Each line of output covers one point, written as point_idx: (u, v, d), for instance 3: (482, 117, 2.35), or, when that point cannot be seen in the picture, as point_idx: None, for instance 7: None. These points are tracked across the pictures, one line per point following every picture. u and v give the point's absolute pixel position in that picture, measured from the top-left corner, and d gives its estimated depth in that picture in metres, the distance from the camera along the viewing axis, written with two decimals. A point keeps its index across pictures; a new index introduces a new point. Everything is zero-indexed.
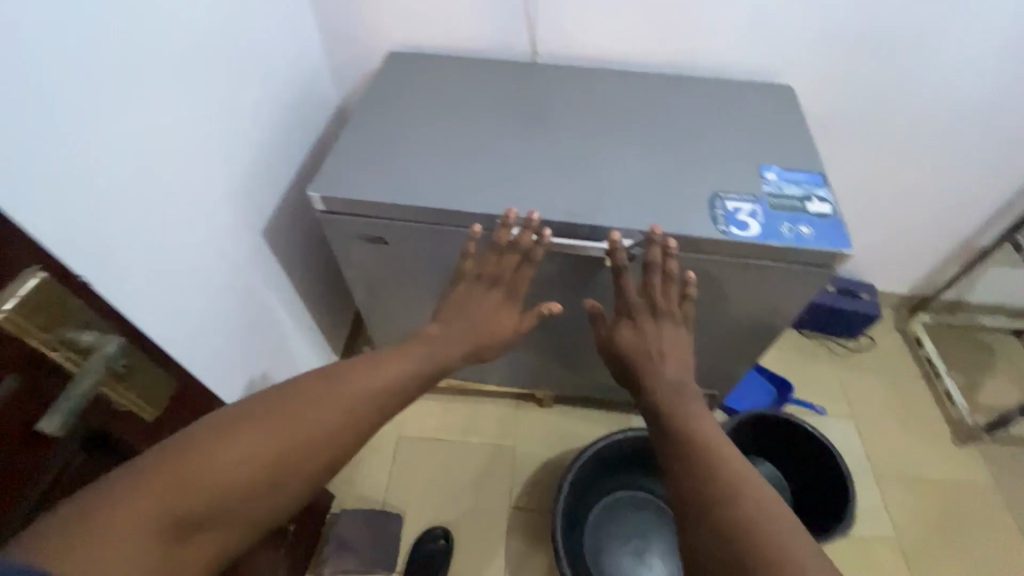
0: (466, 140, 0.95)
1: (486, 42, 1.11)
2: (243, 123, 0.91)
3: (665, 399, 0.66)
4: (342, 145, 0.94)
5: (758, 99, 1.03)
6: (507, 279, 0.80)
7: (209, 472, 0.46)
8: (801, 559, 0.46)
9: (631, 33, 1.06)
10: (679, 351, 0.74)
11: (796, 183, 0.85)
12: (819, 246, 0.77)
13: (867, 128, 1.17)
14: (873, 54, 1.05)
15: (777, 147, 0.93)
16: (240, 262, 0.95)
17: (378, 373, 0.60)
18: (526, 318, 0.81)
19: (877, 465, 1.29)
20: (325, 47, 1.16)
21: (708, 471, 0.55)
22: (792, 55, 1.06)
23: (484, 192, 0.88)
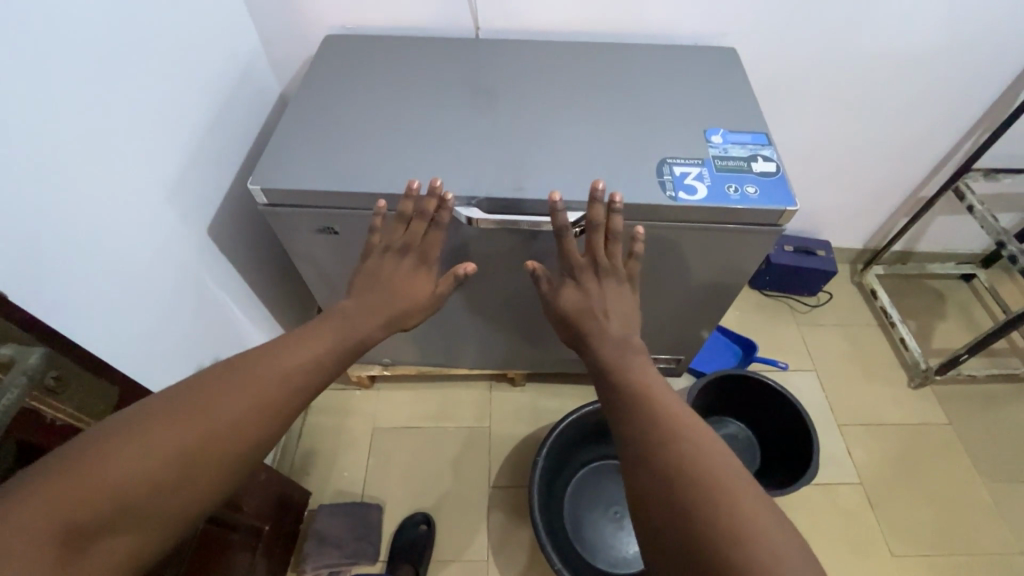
0: (411, 123, 0.93)
1: (426, 21, 1.08)
2: (178, 118, 0.87)
3: (612, 357, 0.70)
4: (280, 135, 0.91)
5: (702, 63, 1.03)
6: (418, 246, 0.80)
7: (115, 473, 0.47)
8: (743, 499, 0.51)
9: (574, 5, 1.05)
10: (625, 310, 0.76)
11: (742, 145, 0.84)
12: (764, 206, 0.77)
13: (811, 88, 1.19)
14: (815, 14, 1.06)
15: (722, 110, 0.94)
16: (187, 264, 0.92)
17: (292, 356, 0.62)
18: (444, 283, 0.83)
19: (840, 413, 1.34)
20: (261, 34, 1.11)
21: (653, 428, 0.59)
22: (733, 19, 1.07)
23: (432, 174, 0.86)
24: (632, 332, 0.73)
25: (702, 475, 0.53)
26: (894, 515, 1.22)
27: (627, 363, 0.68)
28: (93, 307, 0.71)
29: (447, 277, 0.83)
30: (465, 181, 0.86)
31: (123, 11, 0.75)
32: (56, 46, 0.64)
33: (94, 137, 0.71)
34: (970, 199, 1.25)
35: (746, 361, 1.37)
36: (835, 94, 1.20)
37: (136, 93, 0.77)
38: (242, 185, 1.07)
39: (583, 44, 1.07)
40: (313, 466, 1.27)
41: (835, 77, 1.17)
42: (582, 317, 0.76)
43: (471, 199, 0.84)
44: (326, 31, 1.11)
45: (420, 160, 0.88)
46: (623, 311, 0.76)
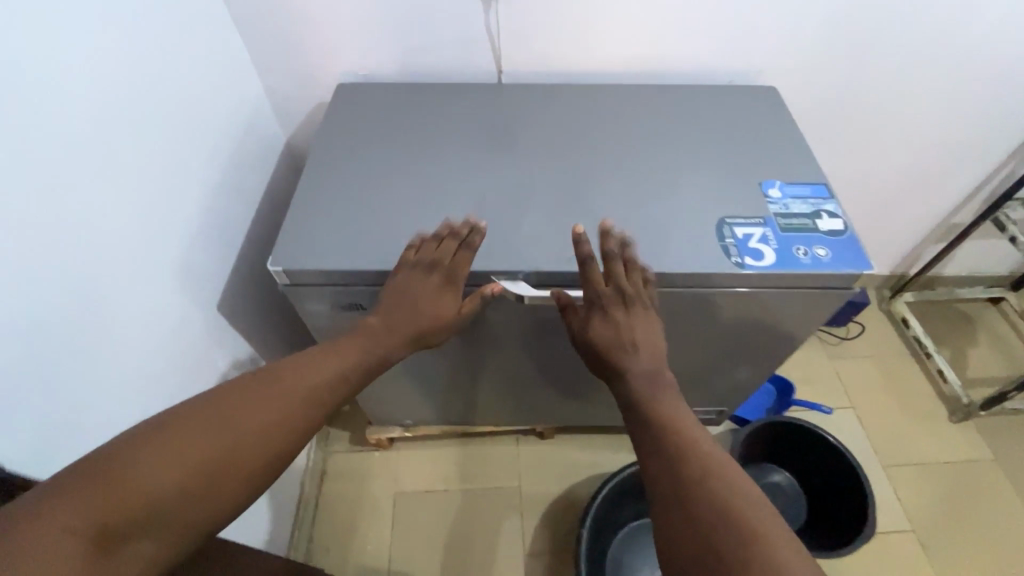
0: (440, 183, 0.86)
1: (444, 64, 1.01)
2: (166, 184, 0.78)
3: (637, 380, 0.64)
4: (296, 203, 0.84)
5: (742, 103, 0.97)
6: (446, 265, 0.72)
7: (143, 479, 0.42)
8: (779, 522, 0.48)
9: (603, 45, 0.99)
10: (654, 339, 0.67)
11: (802, 200, 0.77)
12: (840, 270, 0.70)
13: (844, 120, 1.15)
14: (854, 48, 1.01)
15: (771, 155, 0.88)
16: (177, 343, 0.82)
17: (316, 372, 0.59)
18: (468, 302, 0.75)
19: (884, 453, 1.28)
20: (263, 82, 1.03)
21: (681, 451, 0.55)
22: (769, 57, 1.02)
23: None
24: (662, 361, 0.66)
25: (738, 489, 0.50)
26: (949, 561, 1.16)
27: (664, 398, 0.61)
28: (68, 411, 0.62)
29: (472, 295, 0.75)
30: (501, 247, 0.78)
31: (104, 74, 0.66)
32: (21, 125, 0.55)
33: (71, 222, 0.62)
34: (1011, 229, 1.21)
35: (784, 403, 1.31)
36: (865, 126, 1.16)
37: (118, 166, 0.68)
38: (238, 246, 0.98)
39: (618, 85, 1.00)
40: (332, 540, 1.17)
41: (870, 108, 1.12)
42: (615, 347, 0.67)
43: (511, 266, 0.76)
44: (334, 78, 1.03)
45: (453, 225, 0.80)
46: (656, 340, 0.67)
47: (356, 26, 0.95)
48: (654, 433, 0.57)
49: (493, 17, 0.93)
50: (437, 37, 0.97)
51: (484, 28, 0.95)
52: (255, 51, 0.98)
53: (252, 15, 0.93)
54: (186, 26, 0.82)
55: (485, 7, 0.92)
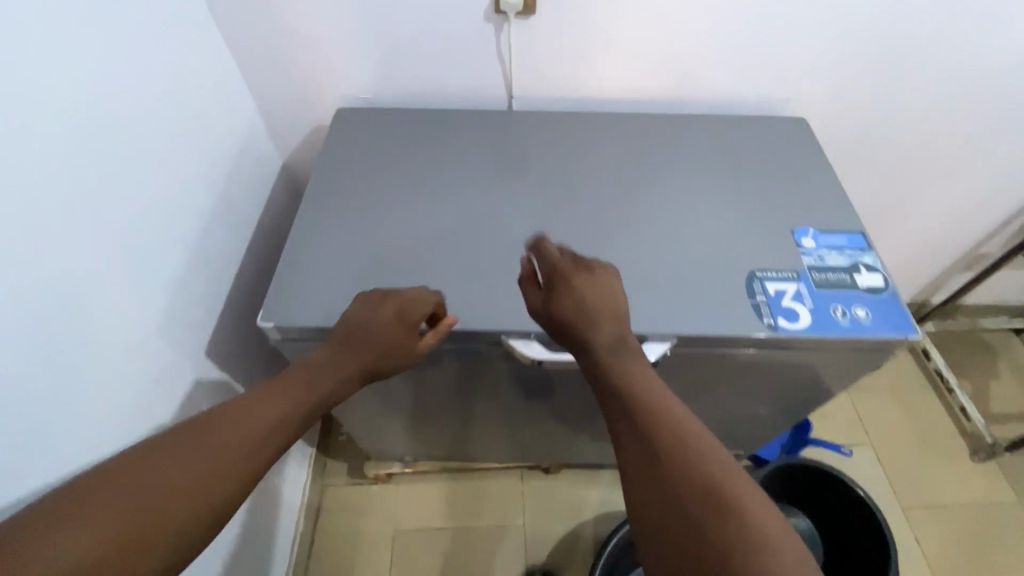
0: (448, 223, 0.80)
1: (451, 88, 0.95)
2: (153, 226, 0.71)
3: (611, 360, 0.55)
4: (293, 246, 0.77)
5: (769, 136, 0.91)
6: (402, 297, 0.66)
7: (46, 555, 0.38)
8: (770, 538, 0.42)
9: (622, 70, 0.92)
10: (616, 305, 0.59)
11: (838, 251, 0.71)
12: (882, 334, 0.64)
13: (874, 149, 1.08)
14: (893, 76, 0.95)
15: (804, 194, 0.81)
16: (166, 396, 0.76)
17: (262, 412, 0.53)
18: (429, 335, 0.68)
19: (904, 495, 1.23)
20: (258, 102, 0.96)
21: (669, 444, 0.47)
22: (799, 84, 0.96)
23: (480, 291, 0.73)
24: (625, 329, 0.58)
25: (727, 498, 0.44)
26: None
27: (638, 379, 0.53)
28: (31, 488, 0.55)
29: (437, 328, 0.68)
30: (514, 298, 0.72)
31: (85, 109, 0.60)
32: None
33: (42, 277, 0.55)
34: None
35: (801, 442, 1.26)
36: (900, 155, 1.09)
37: (98, 211, 0.62)
38: (230, 282, 0.92)
39: (638, 114, 0.94)
40: None
41: (905, 138, 1.06)
42: (576, 321, 0.58)
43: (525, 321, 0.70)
44: (334, 100, 0.97)
45: (462, 273, 0.74)
46: (619, 306, 0.59)
47: (358, 48, 0.89)
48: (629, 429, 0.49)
49: (505, 41, 0.87)
50: (445, 59, 0.90)
51: (494, 53, 0.89)
52: (251, 72, 0.92)
53: (249, 35, 0.86)
54: (176, 52, 0.75)
55: (496, 32, 0.86)
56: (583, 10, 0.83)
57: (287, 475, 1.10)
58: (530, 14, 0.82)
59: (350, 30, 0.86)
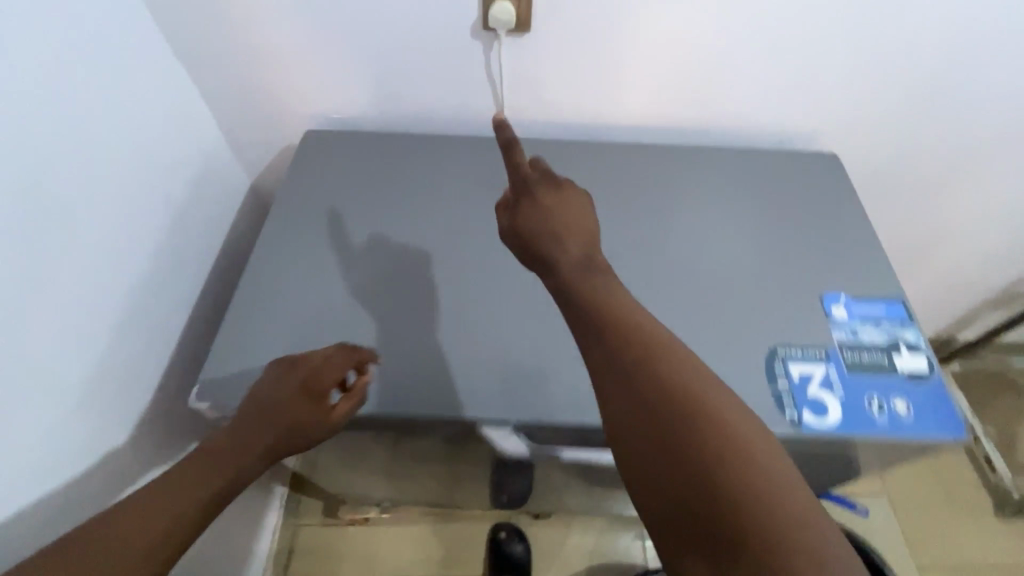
0: (425, 277, 0.72)
1: (431, 109, 0.85)
2: (73, 272, 0.63)
3: (574, 278, 0.51)
4: (241, 303, 0.71)
5: (791, 171, 0.80)
6: (308, 363, 0.61)
7: None
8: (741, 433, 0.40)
9: (627, 93, 0.81)
10: (586, 226, 0.56)
11: (874, 324, 0.62)
12: (927, 434, 0.54)
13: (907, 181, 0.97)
14: (935, 108, 0.84)
15: (833, 246, 0.70)
16: (92, 454, 0.69)
17: (142, 519, 0.47)
18: (343, 403, 0.60)
19: (920, 553, 1.14)
20: (219, 120, 0.88)
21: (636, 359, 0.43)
22: (827, 111, 0.84)
23: (447, 362, 0.66)
24: (596, 249, 0.55)
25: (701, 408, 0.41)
26: None
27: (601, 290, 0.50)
28: None
29: (350, 392, 0.61)
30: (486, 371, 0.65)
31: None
32: None
33: None
34: None
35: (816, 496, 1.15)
36: (938, 191, 0.98)
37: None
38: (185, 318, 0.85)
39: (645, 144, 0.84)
40: None
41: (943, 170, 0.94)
42: (545, 241, 0.55)
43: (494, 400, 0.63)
44: (301, 117, 0.88)
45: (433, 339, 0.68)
46: (589, 226, 0.56)
47: (325, 64, 0.80)
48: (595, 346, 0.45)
49: (496, 63, 0.77)
50: (423, 78, 0.80)
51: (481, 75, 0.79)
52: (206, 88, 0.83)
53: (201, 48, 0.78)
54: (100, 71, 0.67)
55: (485, 52, 0.76)
56: (586, 31, 0.73)
57: (260, 523, 1.04)
58: (525, 33, 0.72)
59: (318, 46, 0.77)
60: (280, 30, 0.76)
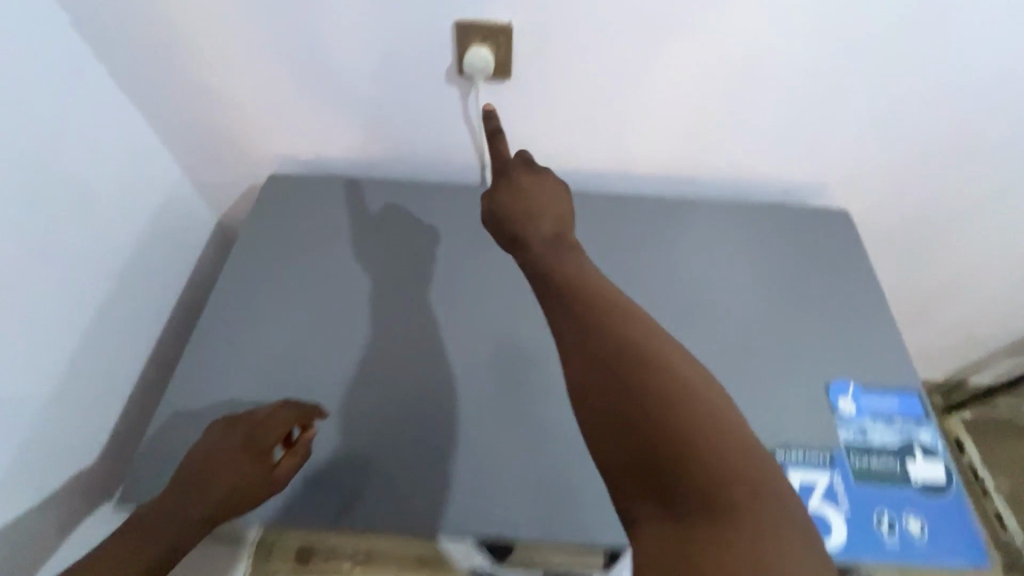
0: (384, 342, 0.73)
1: (403, 151, 0.82)
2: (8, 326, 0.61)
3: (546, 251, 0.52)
4: (191, 366, 0.72)
5: (772, 236, 0.78)
6: (248, 423, 0.63)
7: None
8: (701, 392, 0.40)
9: (609, 140, 0.77)
10: (558, 206, 0.58)
11: (884, 420, 0.60)
12: (944, 557, 0.53)
13: (912, 228, 0.91)
14: (936, 154, 0.78)
15: (810, 320, 0.69)
16: (19, 525, 0.64)
17: None
18: (286, 460, 0.62)
19: None
20: (182, 157, 0.85)
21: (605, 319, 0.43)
22: (822, 159, 0.79)
23: (388, 437, 0.66)
24: (566, 227, 0.56)
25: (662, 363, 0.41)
26: None
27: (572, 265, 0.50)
28: None
29: (294, 448, 0.63)
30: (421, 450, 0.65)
31: None
32: None
33: None
34: None
35: None
36: (935, 245, 0.94)
37: None
38: (137, 372, 0.81)
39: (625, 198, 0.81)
40: None
41: (951, 216, 0.88)
42: (517, 218, 0.55)
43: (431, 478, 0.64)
44: (269, 155, 0.84)
45: (377, 411, 0.68)
46: (561, 208, 0.58)
47: (287, 103, 0.76)
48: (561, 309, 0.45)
49: (472, 109, 0.74)
50: (392, 119, 0.77)
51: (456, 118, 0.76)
52: (166, 124, 0.80)
53: (157, 85, 0.75)
54: (52, 113, 0.65)
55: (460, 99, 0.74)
56: (566, 81, 0.70)
57: None
58: (504, 80, 0.70)
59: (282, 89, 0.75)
60: (239, 68, 0.73)
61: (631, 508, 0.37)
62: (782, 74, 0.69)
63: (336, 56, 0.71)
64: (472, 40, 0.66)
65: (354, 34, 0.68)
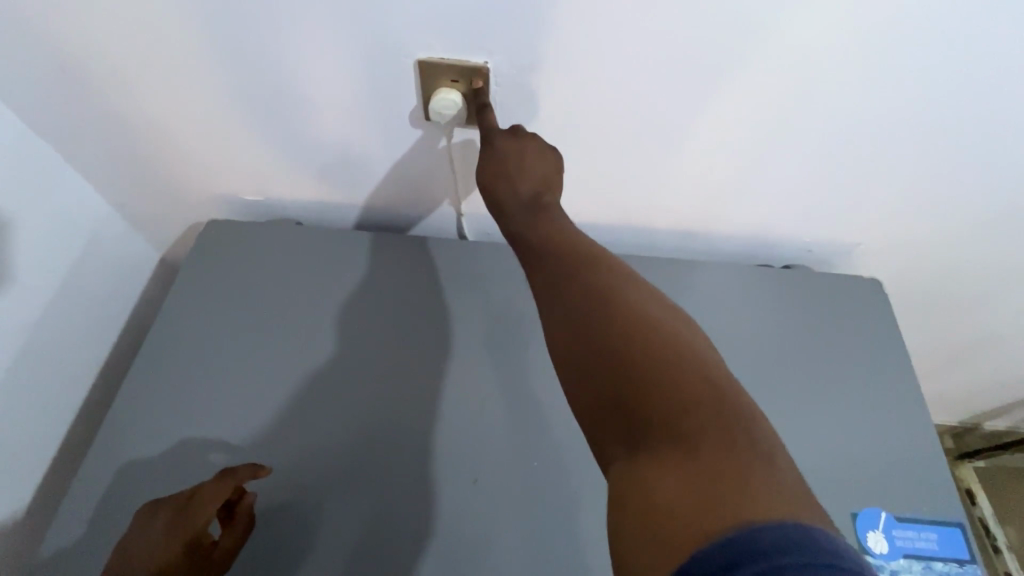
0: (338, 425, 0.62)
1: (360, 189, 0.72)
2: None
3: (527, 218, 0.48)
4: (105, 449, 0.61)
5: (772, 296, 0.71)
6: (171, 512, 0.53)
7: None
8: (687, 354, 0.36)
9: (596, 185, 0.68)
10: (544, 163, 0.52)
11: (926, 564, 0.58)
12: None
13: (938, 280, 0.81)
14: (971, 206, 0.68)
15: (798, 410, 0.63)
16: None
17: None
18: (227, 538, 0.54)
19: None
20: (111, 191, 0.75)
21: (586, 287, 0.40)
22: (838, 209, 0.69)
23: (336, 537, 0.57)
24: (550, 185, 0.51)
25: (642, 328, 0.37)
26: None
27: (555, 229, 0.46)
28: None
29: (234, 522, 0.55)
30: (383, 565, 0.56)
31: None
32: None
33: None
34: None
35: None
36: (959, 299, 0.85)
37: None
38: (63, 436, 0.72)
39: None
40: None
41: (982, 269, 0.79)
42: (495, 181, 0.51)
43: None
44: (208, 190, 0.74)
45: (329, 512, 0.58)
46: (546, 168, 0.52)
47: (220, 134, 0.66)
48: (545, 279, 0.43)
49: (445, 153, 0.65)
50: (344, 154, 0.67)
51: (423, 159, 0.66)
52: (86, 157, 0.71)
53: (68, 115, 0.65)
54: None
55: (427, 143, 0.64)
56: (553, 129, 0.62)
57: None
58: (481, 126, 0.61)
59: (209, 119, 0.65)
60: (157, 95, 0.63)
61: (602, 451, 0.35)
62: (790, 116, 0.59)
63: (288, 97, 0.61)
64: (441, 81, 0.57)
65: (307, 74, 0.59)
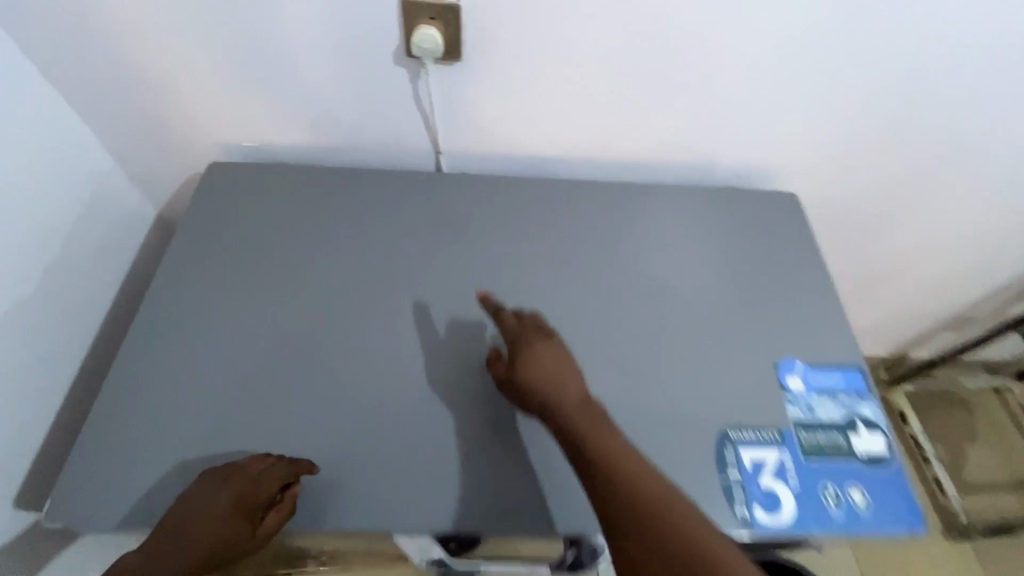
0: (337, 330, 0.69)
1: (346, 130, 0.80)
2: None
3: (577, 422, 0.56)
4: (124, 357, 0.66)
5: (712, 212, 0.82)
6: (240, 478, 0.57)
7: None
8: (721, 542, 0.47)
9: (558, 118, 0.78)
10: (568, 369, 0.60)
11: (832, 397, 0.69)
12: (881, 526, 0.61)
13: (856, 207, 0.94)
14: (872, 132, 0.81)
15: (736, 298, 0.74)
16: None
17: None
18: (273, 516, 0.57)
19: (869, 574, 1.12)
20: (111, 139, 0.81)
21: (632, 486, 0.51)
22: (764, 137, 0.81)
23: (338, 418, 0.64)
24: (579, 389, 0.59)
25: (685, 529, 0.47)
26: None
27: (601, 429, 0.56)
28: None
29: (281, 504, 0.57)
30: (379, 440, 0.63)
31: None
32: None
33: None
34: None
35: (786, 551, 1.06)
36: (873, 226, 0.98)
37: None
38: (65, 367, 0.76)
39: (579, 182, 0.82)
40: None
41: (887, 196, 0.92)
42: (541, 392, 0.58)
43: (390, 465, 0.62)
44: (204, 135, 0.80)
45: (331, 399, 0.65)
46: (571, 371, 0.60)
47: (219, 79, 0.73)
48: (603, 486, 0.51)
49: (425, 90, 0.74)
50: (334, 94, 0.75)
51: (405, 97, 0.75)
52: (91, 104, 0.76)
53: (78, 61, 0.71)
54: None
55: (411, 81, 0.73)
56: (517, 60, 0.71)
57: None
58: (456, 61, 0.70)
59: (211, 66, 0.72)
60: (164, 42, 0.69)
61: None
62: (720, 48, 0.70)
63: (284, 42, 0.69)
64: (421, 19, 0.66)
65: (301, 14, 0.67)
